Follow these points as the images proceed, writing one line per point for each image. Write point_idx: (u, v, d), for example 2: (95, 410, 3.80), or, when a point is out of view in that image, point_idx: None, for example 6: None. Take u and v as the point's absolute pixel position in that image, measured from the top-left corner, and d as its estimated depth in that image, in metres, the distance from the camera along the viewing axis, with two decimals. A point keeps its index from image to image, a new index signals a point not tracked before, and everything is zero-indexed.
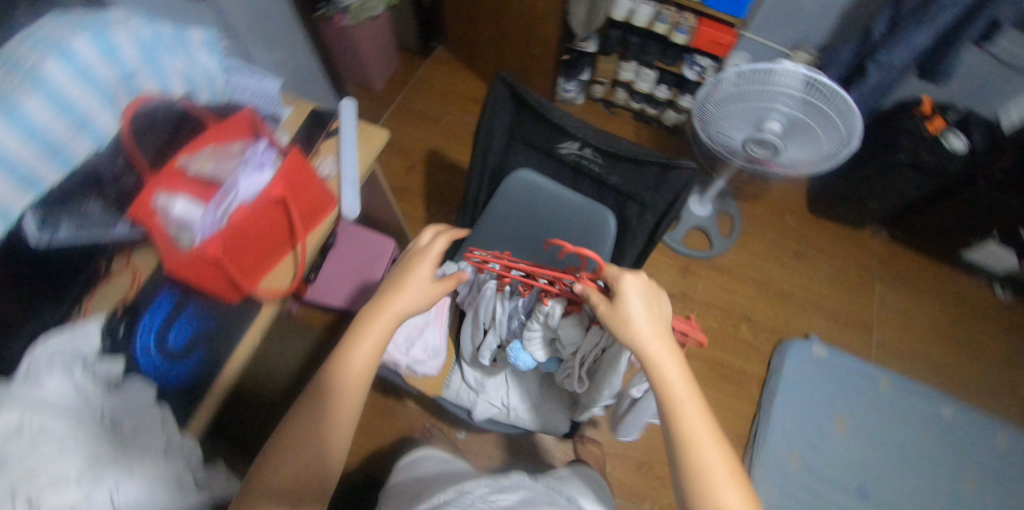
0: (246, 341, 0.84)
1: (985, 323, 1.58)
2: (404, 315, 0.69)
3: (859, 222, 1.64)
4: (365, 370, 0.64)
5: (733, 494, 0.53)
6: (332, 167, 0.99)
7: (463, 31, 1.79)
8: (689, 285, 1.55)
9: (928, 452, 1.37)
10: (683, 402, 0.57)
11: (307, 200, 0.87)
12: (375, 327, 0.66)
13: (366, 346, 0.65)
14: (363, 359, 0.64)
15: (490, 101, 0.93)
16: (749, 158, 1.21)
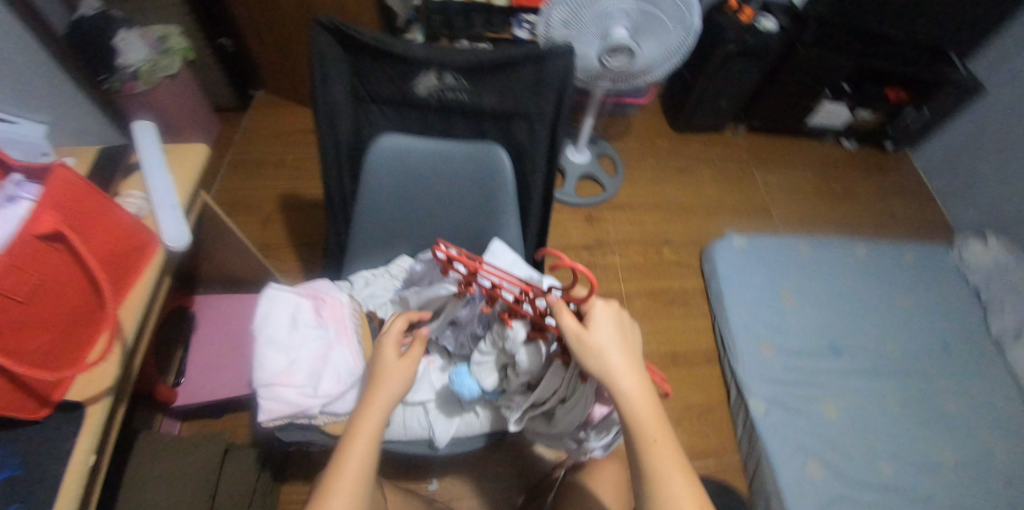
0: (76, 464, 0.58)
1: (845, 171, 1.83)
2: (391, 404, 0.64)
3: (719, 123, 1.75)
4: (363, 469, 0.59)
5: None
6: (140, 202, 0.73)
7: (277, 65, 1.61)
8: (603, 233, 1.47)
9: (861, 292, 1.47)
10: (652, 439, 0.57)
11: (103, 240, 0.61)
12: (369, 420, 0.62)
13: (359, 446, 0.60)
14: (356, 462, 0.59)
15: (315, 57, 0.76)
16: (608, 75, 1.19)
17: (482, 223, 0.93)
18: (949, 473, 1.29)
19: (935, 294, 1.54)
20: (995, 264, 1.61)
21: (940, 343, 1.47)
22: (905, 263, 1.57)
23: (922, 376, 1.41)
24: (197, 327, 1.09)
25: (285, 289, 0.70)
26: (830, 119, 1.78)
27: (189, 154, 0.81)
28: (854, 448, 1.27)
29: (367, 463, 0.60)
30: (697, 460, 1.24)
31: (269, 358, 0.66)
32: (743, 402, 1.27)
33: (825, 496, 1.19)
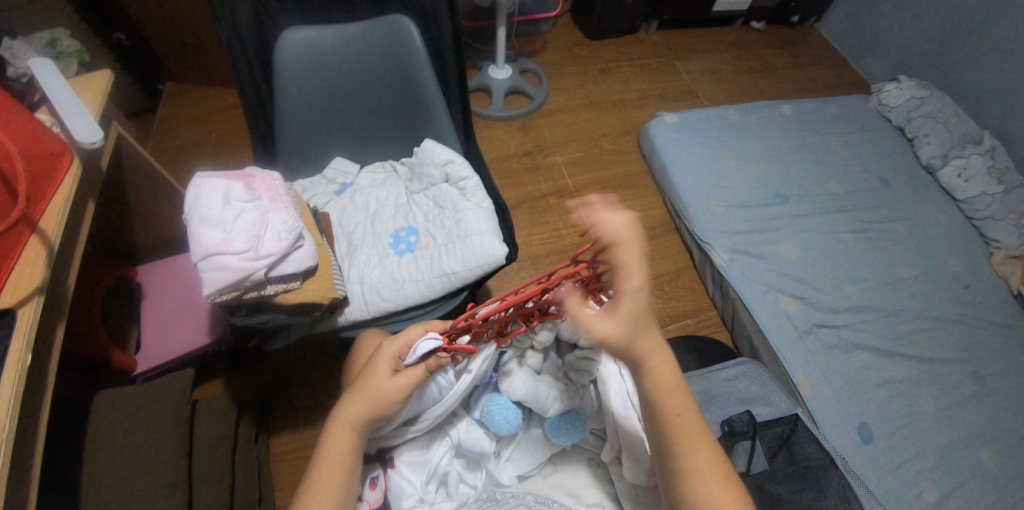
0: (8, 362, 0.59)
1: (753, 50, 1.97)
2: (362, 424, 0.56)
3: (631, 24, 1.83)
4: (337, 492, 0.55)
5: (717, 496, 0.51)
6: (51, 120, 0.77)
7: (184, 47, 1.53)
8: (539, 138, 1.54)
9: (788, 145, 1.58)
10: (674, 415, 0.53)
11: (17, 138, 0.65)
12: (338, 441, 0.56)
13: (328, 468, 0.55)
14: (334, 487, 0.55)
15: None
16: None
17: (409, 104, 0.93)
18: (911, 285, 1.34)
19: (861, 136, 1.65)
20: (910, 100, 1.71)
21: (878, 178, 1.55)
22: (832, 114, 1.70)
23: (869, 206, 1.48)
24: (146, 294, 1.07)
25: (213, 175, 0.71)
26: (734, 2, 1.88)
27: (94, 81, 0.85)
28: (822, 280, 1.32)
29: (336, 489, 0.55)
30: (676, 322, 1.28)
31: (210, 234, 0.67)
32: (707, 258, 1.33)
33: (802, 325, 1.23)
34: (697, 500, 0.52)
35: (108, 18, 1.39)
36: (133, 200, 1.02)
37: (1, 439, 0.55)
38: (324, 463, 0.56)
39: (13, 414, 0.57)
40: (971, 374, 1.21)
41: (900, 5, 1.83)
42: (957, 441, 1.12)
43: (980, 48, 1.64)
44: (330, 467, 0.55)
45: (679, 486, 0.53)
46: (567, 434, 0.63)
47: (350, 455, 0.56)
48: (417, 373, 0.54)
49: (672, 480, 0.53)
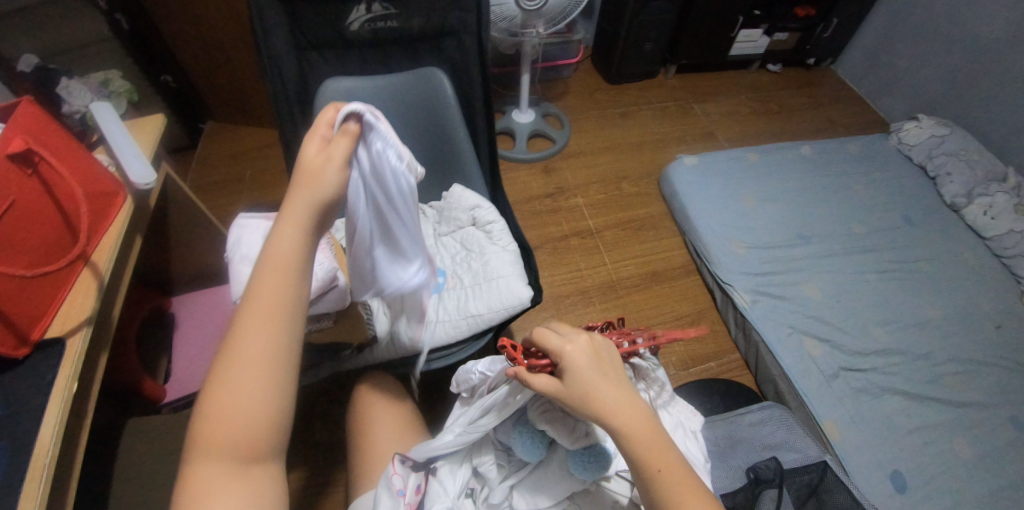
0: (55, 391, 0.62)
1: (771, 92, 2.01)
2: (291, 304, 0.45)
3: (649, 68, 1.89)
4: (254, 385, 0.43)
5: None
6: (108, 162, 0.83)
7: (227, 93, 1.64)
8: (561, 180, 1.58)
9: (807, 184, 1.59)
10: (655, 468, 0.51)
11: (80, 178, 0.70)
12: (257, 323, 0.44)
13: (246, 357, 0.43)
14: (244, 383, 0.43)
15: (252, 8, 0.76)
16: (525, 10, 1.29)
17: (437, 149, 0.98)
18: (940, 325, 1.32)
19: (882, 176, 1.66)
20: (931, 138, 1.72)
21: (901, 217, 1.55)
22: (851, 153, 1.71)
23: (893, 247, 1.47)
24: (181, 325, 1.11)
25: (256, 217, 0.76)
26: (749, 46, 1.93)
27: (147, 124, 0.91)
28: (847, 320, 1.30)
29: (251, 384, 0.43)
30: (699, 364, 1.28)
31: (251, 273, 0.71)
32: (729, 300, 1.33)
33: (828, 369, 1.21)
34: None
35: (158, 62, 1.50)
36: (175, 234, 1.08)
37: (45, 465, 0.57)
38: (240, 349, 0.43)
39: (56, 442, 0.60)
40: (1008, 420, 1.17)
41: (916, 48, 1.87)
42: (996, 491, 1.07)
43: (999, 88, 1.65)
44: (250, 354, 0.43)
45: None
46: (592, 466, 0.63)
47: (273, 344, 0.44)
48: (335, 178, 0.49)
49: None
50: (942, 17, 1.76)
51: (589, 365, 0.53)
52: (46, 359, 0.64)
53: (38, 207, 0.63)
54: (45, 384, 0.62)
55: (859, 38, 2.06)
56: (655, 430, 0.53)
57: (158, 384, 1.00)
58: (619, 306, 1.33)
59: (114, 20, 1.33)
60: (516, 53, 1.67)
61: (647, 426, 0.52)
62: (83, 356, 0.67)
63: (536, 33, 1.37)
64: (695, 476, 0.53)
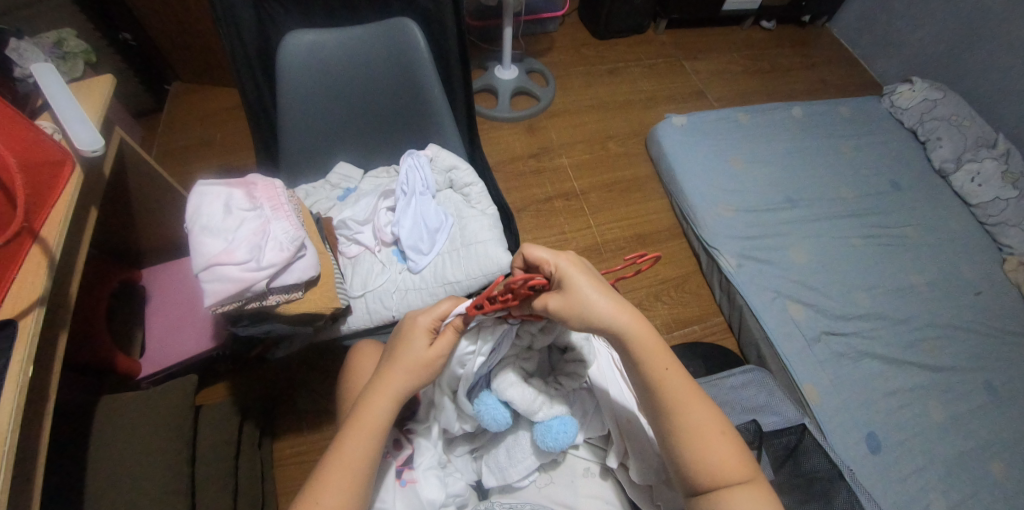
0: (10, 375, 0.58)
1: (762, 49, 1.94)
2: (401, 396, 0.58)
3: (639, 23, 1.81)
4: (365, 457, 0.56)
5: (720, 445, 0.54)
6: (53, 127, 0.76)
7: (188, 47, 1.52)
8: (546, 141, 1.52)
9: (798, 147, 1.56)
10: (662, 369, 0.56)
11: (19, 147, 0.64)
12: (375, 412, 0.57)
13: (360, 441, 0.56)
14: (358, 458, 0.56)
15: None
16: None
17: (413, 111, 0.92)
18: (922, 291, 1.32)
19: (873, 139, 1.63)
20: (923, 102, 1.68)
21: (890, 182, 1.53)
22: (844, 116, 1.67)
23: (880, 211, 1.46)
24: (150, 296, 1.06)
25: (215, 183, 0.71)
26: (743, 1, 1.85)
27: (95, 86, 0.83)
28: (832, 286, 1.30)
29: (366, 464, 0.56)
30: (682, 327, 1.27)
31: (212, 243, 0.66)
32: (714, 264, 1.32)
33: (811, 333, 1.21)
34: (700, 455, 0.54)
35: (113, 16, 1.38)
36: (139, 203, 1.01)
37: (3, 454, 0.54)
38: (355, 430, 0.57)
39: (14, 428, 0.57)
40: (982, 384, 1.19)
41: (914, 4, 1.80)
42: (966, 452, 1.10)
43: (996, 49, 1.61)
44: (365, 437, 0.56)
45: (685, 455, 0.54)
46: (561, 435, 0.60)
47: (383, 427, 0.58)
48: (449, 338, 0.58)
49: (693, 478, 0.54)
50: None
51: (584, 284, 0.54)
52: None
53: None
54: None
55: None
56: (659, 342, 0.57)
57: (128, 357, 0.96)
58: (605, 270, 1.31)
59: None
60: (498, 6, 1.57)
61: (650, 336, 0.57)
62: (38, 338, 0.62)
63: None
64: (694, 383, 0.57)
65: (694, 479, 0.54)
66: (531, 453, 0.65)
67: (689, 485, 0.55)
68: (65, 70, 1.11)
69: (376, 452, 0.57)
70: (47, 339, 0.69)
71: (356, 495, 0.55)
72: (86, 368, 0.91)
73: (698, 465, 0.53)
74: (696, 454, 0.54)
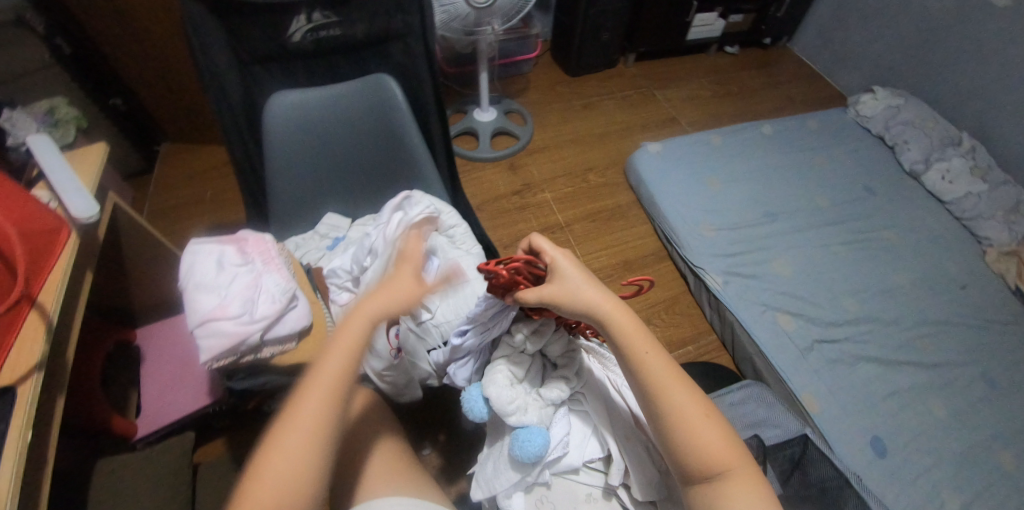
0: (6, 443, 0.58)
1: (729, 74, 2.03)
2: (378, 317, 0.59)
3: (609, 58, 1.90)
4: (341, 375, 0.56)
5: (706, 426, 0.56)
6: (49, 197, 0.79)
7: (179, 110, 1.58)
8: (528, 176, 1.57)
9: (772, 162, 1.62)
10: (643, 353, 0.58)
11: (16, 218, 0.67)
12: (353, 332, 0.58)
13: (323, 376, 0.55)
14: (320, 394, 0.55)
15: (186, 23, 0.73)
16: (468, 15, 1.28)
17: (394, 158, 0.96)
18: (908, 291, 1.34)
19: (844, 149, 1.69)
20: (887, 109, 1.75)
21: (865, 188, 1.57)
22: (812, 129, 1.74)
23: (857, 217, 1.50)
24: (146, 358, 1.07)
25: (206, 241, 0.73)
26: (706, 29, 1.95)
27: (89, 154, 0.87)
28: (819, 294, 1.32)
29: (329, 394, 0.55)
30: (676, 348, 1.28)
31: (204, 300, 0.68)
32: (702, 283, 1.34)
33: (803, 343, 1.23)
34: (693, 438, 0.56)
35: (105, 88, 1.45)
36: (133, 267, 1.04)
37: None
38: (315, 371, 0.56)
39: (12, 497, 0.57)
40: (979, 378, 1.20)
41: (867, 21, 1.90)
42: (972, 448, 1.10)
43: (948, 56, 1.70)
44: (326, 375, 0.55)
45: (673, 440, 0.56)
46: (536, 443, 0.61)
47: (361, 344, 0.58)
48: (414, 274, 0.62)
49: (687, 463, 0.56)
50: None
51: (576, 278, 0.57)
52: None
53: None
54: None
55: (812, 16, 2.10)
56: (640, 330, 0.59)
57: (126, 421, 0.96)
58: None
59: (54, 45, 1.28)
60: (473, 52, 1.66)
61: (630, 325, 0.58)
62: (36, 405, 0.63)
63: (492, 30, 1.35)
64: (673, 364, 0.59)
65: (683, 462, 0.56)
66: (512, 465, 0.64)
67: (685, 473, 0.57)
68: (59, 136, 1.23)
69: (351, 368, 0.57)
70: (46, 406, 0.70)
71: (326, 415, 0.54)
72: (85, 434, 0.91)
73: (690, 448, 0.55)
74: (687, 436, 0.55)
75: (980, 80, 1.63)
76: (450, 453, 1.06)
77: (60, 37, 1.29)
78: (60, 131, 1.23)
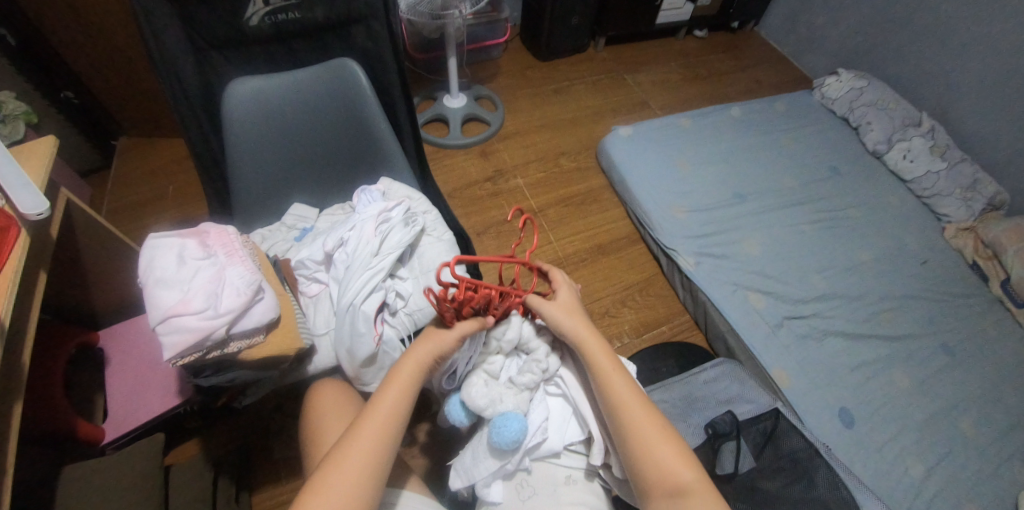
0: None
1: (698, 57, 2.05)
2: (430, 362, 0.63)
3: (579, 43, 1.89)
4: (395, 416, 0.60)
5: (659, 440, 0.59)
6: None
7: (134, 101, 1.52)
8: (500, 164, 1.56)
9: (741, 144, 1.64)
10: (605, 370, 0.63)
11: None
12: (407, 375, 0.62)
13: (393, 386, 0.61)
14: (393, 403, 0.60)
15: (133, 5, 0.70)
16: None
17: (361, 146, 0.94)
18: (872, 267, 1.39)
19: (809, 130, 1.72)
20: (850, 90, 1.80)
21: (830, 168, 1.62)
22: (779, 111, 1.77)
23: (824, 196, 1.54)
24: (109, 359, 1.04)
25: (166, 235, 0.71)
26: (675, 13, 1.96)
27: (36, 146, 0.83)
28: (787, 272, 1.35)
29: (401, 403, 0.61)
30: (651, 330, 1.30)
31: (165, 295, 0.66)
32: (675, 265, 1.36)
33: (773, 320, 1.26)
34: (649, 445, 0.58)
35: (53, 78, 1.38)
36: (90, 265, 1.00)
37: None
38: (390, 384, 0.62)
39: None
40: (939, 347, 1.25)
41: (830, 3, 1.94)
42: (934, 414, 1.15)
43: (906, 37, 1.74)
44: (399, 387, 0.61)
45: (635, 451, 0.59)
46: (514, 430, 0.62)
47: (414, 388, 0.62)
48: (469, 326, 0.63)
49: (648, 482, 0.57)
50: None
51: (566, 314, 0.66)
52: None
53: None
54: None
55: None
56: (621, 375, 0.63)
57: (90, 424, 0.93)
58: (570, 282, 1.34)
59: None
60: (441, 38, 1.63)
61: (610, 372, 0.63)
62: None
63: (459, 14, 1.32)
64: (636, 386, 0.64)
65: (641, 473, 0.58)
66: (490, 454, 0.65)
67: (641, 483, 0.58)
68: (6, 133, 1.17)
69: (404, 411, 0.61)
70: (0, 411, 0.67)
71: (381, 454, 0.58)
72: (46, 439, 0.88)
73: (646, 453, 0.58)
74: (642, 445, 0.58)
75: (936, 60, 1.68)
76: (430, 442, 1.06)
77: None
78: (9, 126, 1.17)
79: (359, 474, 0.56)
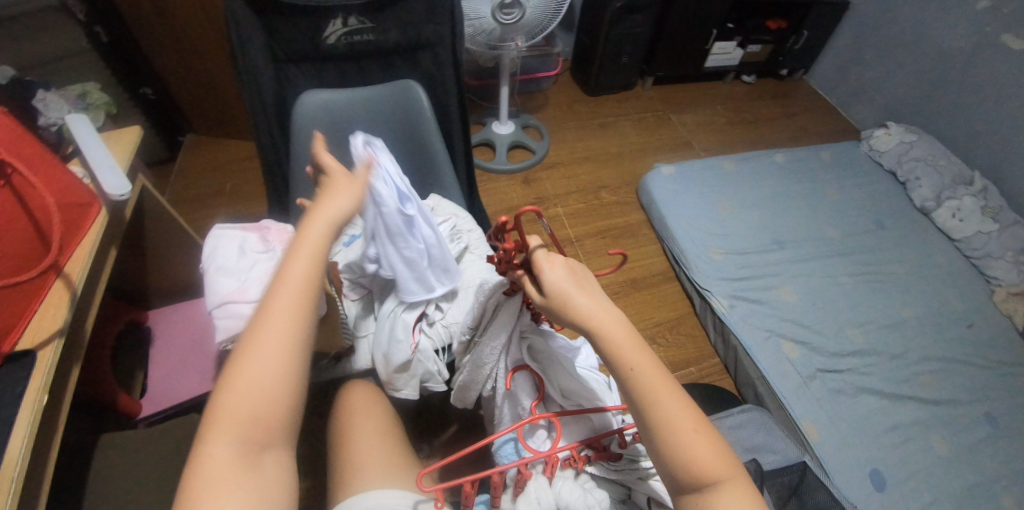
0: (25, 402, 0.61)
1: (743, 102, 2.06)
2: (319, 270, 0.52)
3: (626, 81, 1.94)
4: (295, 343, 0.49)
5: (697, 440, 0.51)
6: (82, 172, 0.82)
7: (207, 103, 1.64)
8: (540, 191, 1.60)
9: (782, 190, 1.64)
10: (629, 368, 0.53)
11: (55, 191, 0.70)
12: (291, 287, 0.50)
13: (275, 322, 0.49)
14: (282, 337, 0.48)
15: (229, 22, 0.78)
16: (496, 31, 1.33)
17: (413, 161, 0.99)
18: (914, 325, 1.35)
19: (855, 182, 1.70)
20: (900, 144, 1.77)
21: (874, 221, 1.59)
22: (825, 160, 1.76)
23: (867, 249, 1.51)
24: (158, 339, 1.10)
25: (231, 226, 0.77)
26: (723, 58, 2.00)
27: (123, 135, 0.91)
28: (824, 323, 1.33)
29: (293, 337, 0.49)
30: (679, 369, 1.28)
31: (225, 281, 0.71)
32: (707, 305, 1.35)
33: (805, 371, 1.23)
34: (686, 453, 0.51)
35: (138, 77, 1.50)
36: (153, 249, 1.07)
37: (12, 477, 0.57)
38: (271, 311, 0.49)
39: (25, 452, 0.59)
40: (983, 416, 1.19)
41: (881, 58, 1.94)
42: (973, 486, 1.09)
43: (960, 97, 1.72)
44: (281, 318, 0.49)
45: (677, 466, 0.51)
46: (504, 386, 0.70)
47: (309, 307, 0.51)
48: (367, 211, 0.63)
49: (676, 474, 0.52)
50: (904, 29, 1.84)
51: (564, 282, 0.55)
52: (16, 370, 0.63)
53: (11, 222, 0.62)
54: (15, 396, 0.61)
55: (829, 50, 2.13)
56: (621, 321, 0.55)
57: (133, 398, 0.98)
58: None
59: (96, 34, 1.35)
60: (495, 66, 1.71)
61: (616, 322, 0.55)
62: (54, 370, 0.66)
63: (515, 46, 1.39)
64: (661, 366, 0.55)
65: (681, 479, 0.52)
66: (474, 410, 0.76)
67: (677, 485, 0.52)
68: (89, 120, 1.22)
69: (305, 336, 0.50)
70: (60, 373, 0.72)
71: (283, 388, 0.48)
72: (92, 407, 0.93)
73: (684, 467, 0.51)
74: (679, 450, 0.51)
75: (991, 123, 1.65)
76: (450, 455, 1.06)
77: (99, 25, 1.34)
78: (92, 114, 1.24)
79: (269, 417, 0.47)
